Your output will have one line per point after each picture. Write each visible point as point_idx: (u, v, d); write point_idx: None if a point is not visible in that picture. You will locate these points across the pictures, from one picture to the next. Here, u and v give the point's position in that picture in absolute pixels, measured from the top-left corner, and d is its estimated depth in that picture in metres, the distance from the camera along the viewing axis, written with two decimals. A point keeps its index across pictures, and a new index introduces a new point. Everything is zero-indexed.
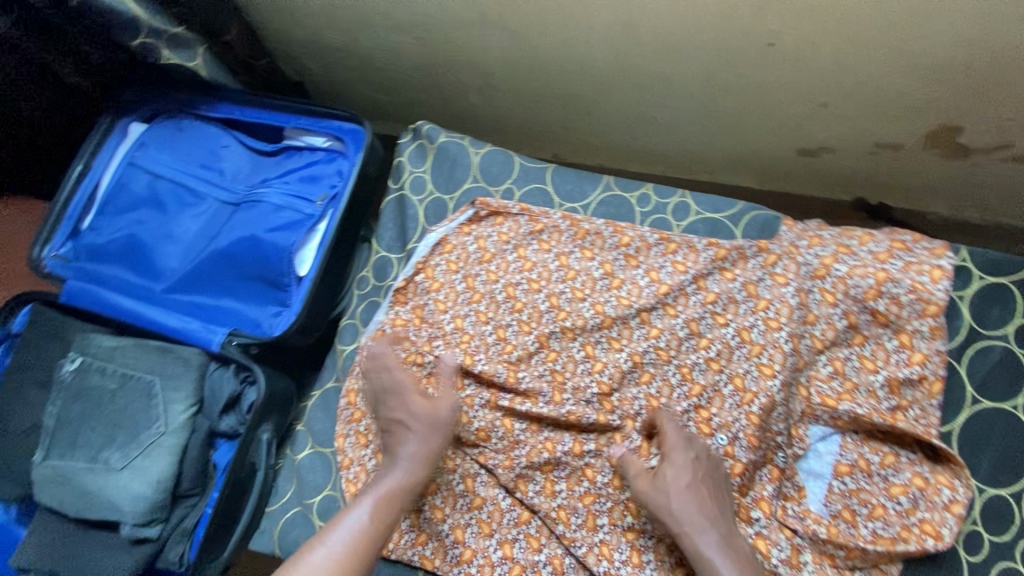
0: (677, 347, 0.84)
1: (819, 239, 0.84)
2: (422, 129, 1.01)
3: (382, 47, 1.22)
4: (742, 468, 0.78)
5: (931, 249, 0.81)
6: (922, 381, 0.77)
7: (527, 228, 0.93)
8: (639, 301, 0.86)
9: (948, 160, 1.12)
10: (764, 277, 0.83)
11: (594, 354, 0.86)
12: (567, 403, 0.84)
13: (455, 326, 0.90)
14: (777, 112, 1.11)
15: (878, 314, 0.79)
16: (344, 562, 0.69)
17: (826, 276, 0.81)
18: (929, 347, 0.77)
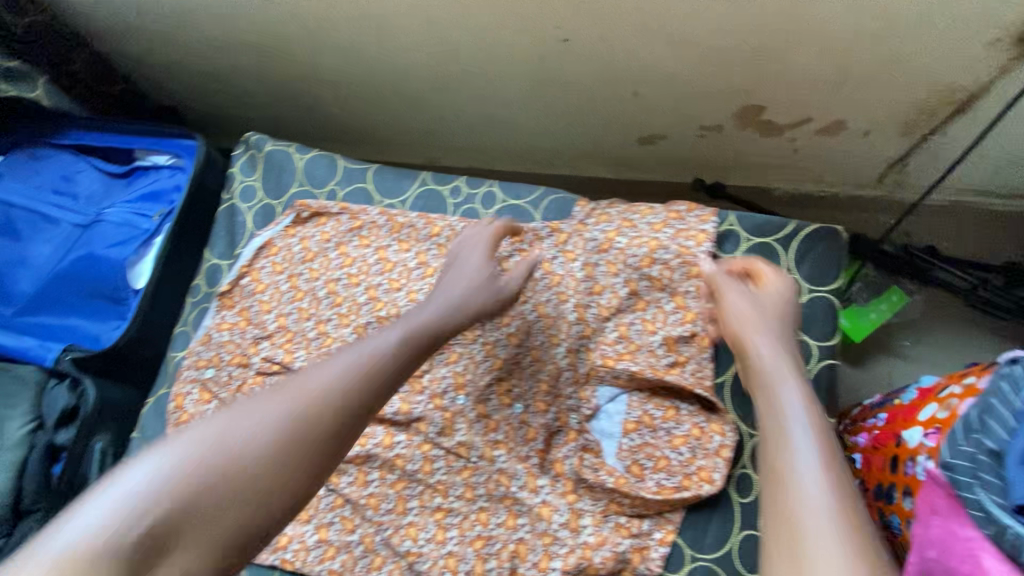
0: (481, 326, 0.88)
1: (606, 216, 0.91)
2: (252, 140, 1.06)
3: (235, 67, 1.28)
4: (536, 433, 0.81)
5: (701, 216, 0.88)
6: (694, 337, 0.83)
7: (347, 226, 0.97)
8: None
9: (766, 135, 1.21)
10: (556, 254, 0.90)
11: None
12: None
13: (278, 324, 0.93)
14: (602, 102, 1.18)
15: (654, 279, 0.85)
16: (271, 432, 0.50)
17: (609, 249, 0.88)
18: (699, 305, 0.83)
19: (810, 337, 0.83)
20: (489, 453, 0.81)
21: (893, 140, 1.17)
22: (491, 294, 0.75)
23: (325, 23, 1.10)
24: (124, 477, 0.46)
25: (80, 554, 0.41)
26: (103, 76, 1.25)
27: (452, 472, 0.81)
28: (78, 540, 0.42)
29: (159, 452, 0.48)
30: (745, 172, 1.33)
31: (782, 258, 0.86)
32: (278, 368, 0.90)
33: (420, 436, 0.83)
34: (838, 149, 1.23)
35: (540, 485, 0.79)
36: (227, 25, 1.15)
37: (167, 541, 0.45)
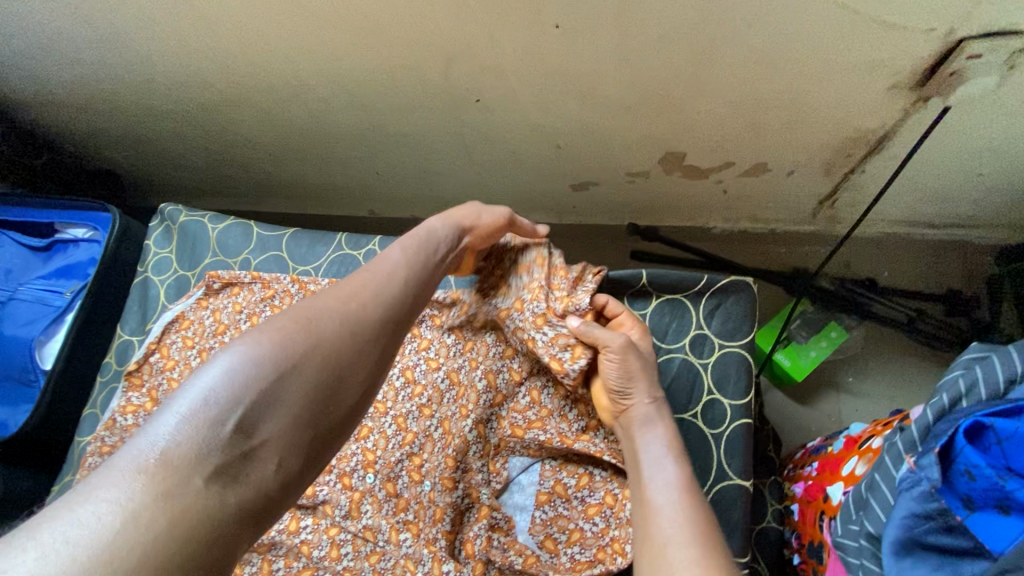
0: (391, 396, 0.86)
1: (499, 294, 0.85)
2: (166, 211, 1.04)
3: (162, 133, 1.27)
4: (443, 513, 0.78)
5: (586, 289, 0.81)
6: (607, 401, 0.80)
7: (259, 295, 0.94)
8: None
9: (693, 180, 1.20)
10: (464, 318, 0.87)
11: None
12: None
13: None
14: (528, 155, 1.18)
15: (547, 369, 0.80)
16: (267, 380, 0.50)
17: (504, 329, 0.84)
18: None
19: (723, 396, 0.81)
20: (395, 537, 0.78)
21: (819, 179, 1.16)
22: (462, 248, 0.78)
23: (240, 91, 1.10)
24: (154, 423, 0.45)
25: (164, 456, 0.43)
26: (28, 145, 1.27)
27: (360, 557, 0.78)
28: (155, 450, 0.43)
29: (202, 376, 0.48)
30: (681, 212, 1.33)
31: (692, 315, 0.84)
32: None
33: (327, 519, 0.81)
34: (768, 189, 1.22)
35: (445, 571, 0.74)
36: (146, 97, 1.15)
37: (248, 448, 0.47)
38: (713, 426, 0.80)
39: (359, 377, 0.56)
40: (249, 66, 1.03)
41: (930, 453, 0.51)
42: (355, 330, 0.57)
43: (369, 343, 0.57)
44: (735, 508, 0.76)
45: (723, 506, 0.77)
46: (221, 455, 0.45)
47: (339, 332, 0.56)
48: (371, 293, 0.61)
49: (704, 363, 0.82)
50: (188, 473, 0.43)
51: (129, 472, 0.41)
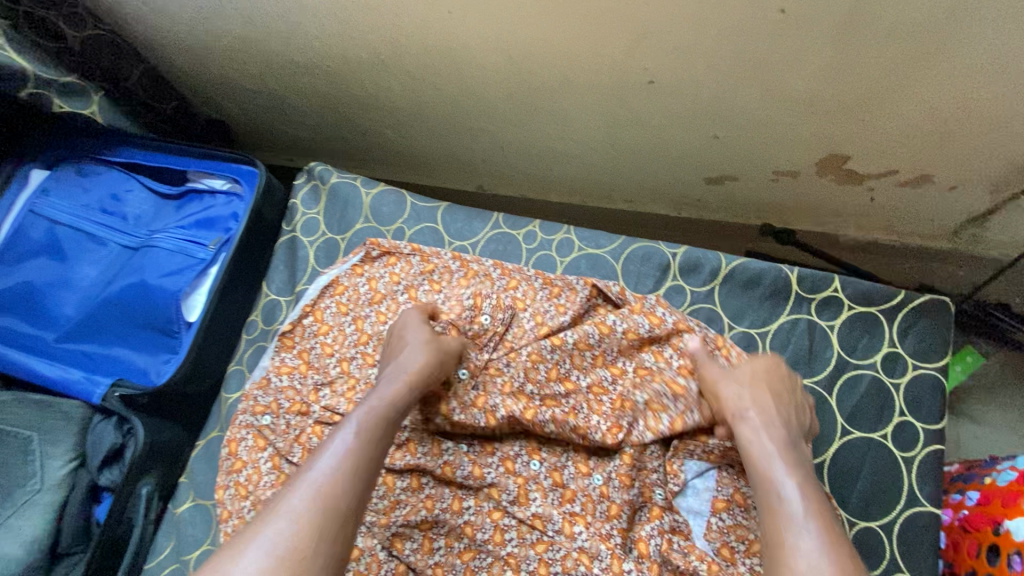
0: (556, 383, 0.81)
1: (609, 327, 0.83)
2: (315, 171, 1.02)
3: (292, 87, 1.23)
4: (618, 510, 0.76)
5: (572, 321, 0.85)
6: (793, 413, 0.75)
7: (419, 268, 0.92)
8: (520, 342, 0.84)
9: (843, 184, 1.16)
10: (641, 318, 0.83)
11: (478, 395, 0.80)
12: (445, 453, 0.81)
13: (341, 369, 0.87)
14: (676, 143, 1.13)
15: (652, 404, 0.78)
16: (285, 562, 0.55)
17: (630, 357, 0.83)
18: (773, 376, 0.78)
19: (916, 419, 0.77)
20: (568, 529, 0.76)
21: (980, 197, 1.11)
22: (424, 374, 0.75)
23: (395, 51, 1.07)
24: None
25: None
26: (157, 88, 1.21)
27: (525, 544, 0.77)
28: None
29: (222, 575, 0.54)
30: (814, 218, 1.28)
31: (886, 330, 0.81)
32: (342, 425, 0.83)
33: (491, 502, 0.79)
34: (921, 201, 1.16)
35: (626, 569, 0.72)
36: (291, 48, 1.12)
37: None
38: (904, 449, 0.76)
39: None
40: (416, 25, 0.99)
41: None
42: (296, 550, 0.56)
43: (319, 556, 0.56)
44: (926, 538, 0.73)
45: (915, 532, 0.73)
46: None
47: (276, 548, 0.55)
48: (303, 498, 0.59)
49: (896, 383, 0.79)
50: None
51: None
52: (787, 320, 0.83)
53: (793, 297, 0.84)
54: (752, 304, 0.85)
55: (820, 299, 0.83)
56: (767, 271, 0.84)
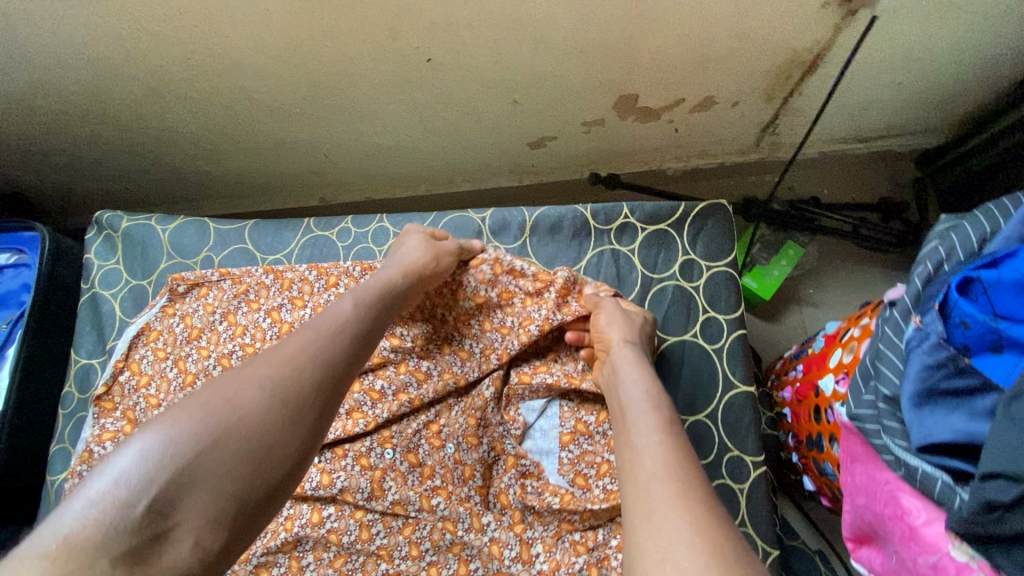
0: (427, 362, 0.83)
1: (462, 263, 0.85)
2: (103, 219, 0.95)
3: (78, 138, 1.15)
4: (472, 470, 0.79)
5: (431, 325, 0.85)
6: None
7: (231, 292, 0.89)
8: None
9: (647, 122, 1.23)
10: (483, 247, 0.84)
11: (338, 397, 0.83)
12: None
13: None
14: (482, 114, 1.16)
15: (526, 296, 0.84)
16: (250, 408, 0.50)
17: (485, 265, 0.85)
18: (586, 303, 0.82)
19: (718, 312, 0.84)
20: (427, 504, 0.77)
21: (760, 108, 1.23)
22: (426, 276, 0.76)
23: (166, 79, 1.02)
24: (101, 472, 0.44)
25: (66, 543, 0.40)
26: None
27: (392, 533, 0.77)
28: (65, 532, 0.41)
29: (125, 451, 0.46)
30: (637, 158, 1.36)
31: (678, 241, 0.87)
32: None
33: (350, 505, 0.78)
34: (717, 122, 1.27)
35: (485, 524, 0.76)
36: (54, 96, 1.05)
37: (163, 526, 0.44)
38: (713, 341, 0.83)
39: (245, 500, 0.48)
40: (179, 50, 0.96)
41: (938, 284, 0.58)
42: (242, 440, 0.49)
43: (260, 460, 0.49)
44: (746, 415, 0.80)
45: (735, 413, 0.80)
46: (130, 539, 0.42)
47: (207, 418, 0.49)
48: (269, 393, 0.52)
49: (695, 285, 0.86)
50: (94, 556, 0.40)
51: (30, 560, 0.38)
52: (593, 253, 0.88)
53: (593, 231, 0.88)
54: (560, 246, 0.89)
55: (616, 227, 0.88)
56: (564, 214, 0.88)
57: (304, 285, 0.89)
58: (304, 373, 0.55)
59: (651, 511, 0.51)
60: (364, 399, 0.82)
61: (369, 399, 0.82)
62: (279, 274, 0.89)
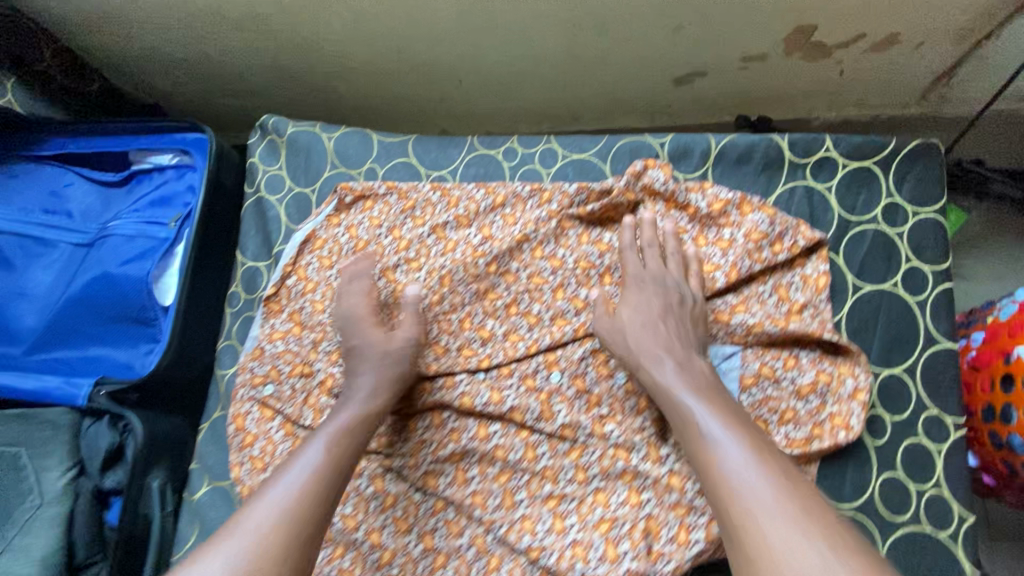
0: (586, 290, 0.81)
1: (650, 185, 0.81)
2: (269, 124, 0.94)
3: (226, 48, 1.14)
4: (648, 401, 0.76)
5: (598, 243, 0.83)
6: (807, 280, 0.77)
7: (398, 207, 0.88)
8: (504, 241, 0.83)
9: (813, 61, 1.14)
10: (656, 173, 0.81)
11: (513, 322, 0.81)
12: (461, 383, 0.79)
13: None
14: (640, 40, 1.09)
15: (710, 214, 0.79)
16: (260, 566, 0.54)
17: (660, 190, 0.81)
18: (801, 236, 0.77)
19: (923, 262, 0.77)
20: (599, 430, 0.76)
21: (947, 50, 1.10)
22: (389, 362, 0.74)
23: None
24: None
25: None
26: (75, 70, 1.12)
27: (558, 455, 0.76)
28: None
29: None
30: (786, 104, 1.26)
31: (881, 183, 0.80)
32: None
33: (516, 424, 0.77)
34: (890, 65, 1.15)
35: (664, 455, 0.73)
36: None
37: None
38: (916, 293, 0.77)
39: None
40: None
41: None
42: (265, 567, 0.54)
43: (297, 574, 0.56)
44: (948, 374, 0.74)
45: (936, 370, 0.74)
46: None
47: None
48: (267, 519, 0.58)
49: (899, 232, 0.78)
50: None
51: None
52: (785, 189, 0.81)
53: (787, 165, 0.81)
54: (747, 179, 0.82)
55: (814, 161, 0.81)
56: (756, 143, 0.82)
57: (471, 201, 0.86)
58: (302, 496, 0.60)
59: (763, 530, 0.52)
60: (521, 322, 0.81)
61: (535, 325, 0.81)
62: (443, 188, 0.88)
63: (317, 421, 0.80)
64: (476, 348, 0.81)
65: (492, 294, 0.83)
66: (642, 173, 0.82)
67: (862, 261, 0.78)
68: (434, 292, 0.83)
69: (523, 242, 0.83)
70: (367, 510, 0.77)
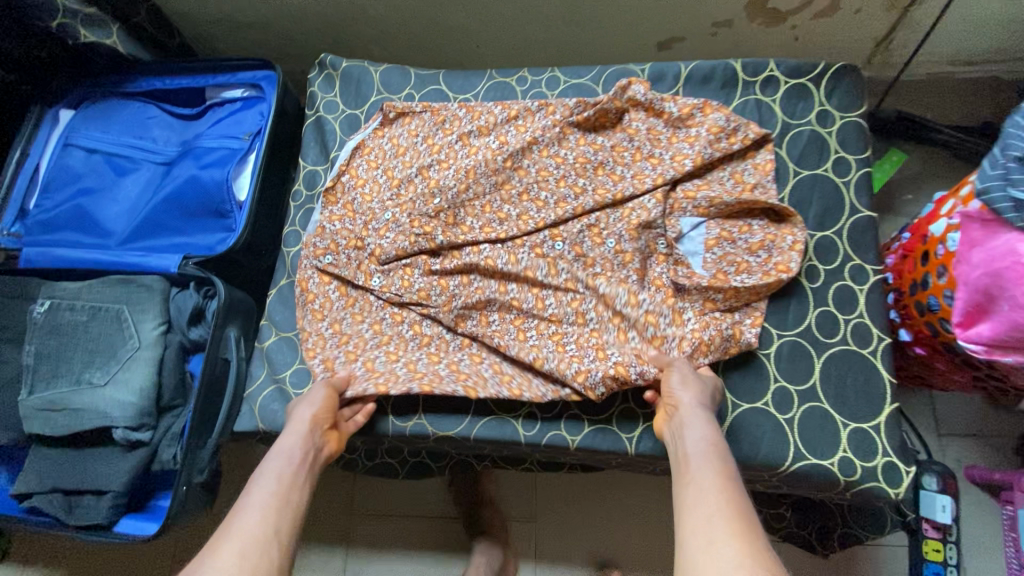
0: (583, 179, 1.00)
1: (632, 97, 1.02)
2: (326, 61, 1.16)
3: (284, 13, 1.37)
4: (631, 257, 0.95)
5: (592, 143, 1.02)
6: (756, 167, 0.98)
7: (431, 121, 1.08)
8: (517, 141, 1.02)
9: (771, 26, 1.37)
10: (637, 87, 1.02)
11: (524, 206, 1.00)
12: (483, 250, 0.98)
13: (381, 209, 1.03)
14: (628, 6, 1.33)
15: (680, 115, 1.00)
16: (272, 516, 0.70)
17: (641, 100, 1.02)
18: (750, 129, 0.97)
19: (849, 153, 0.98)
20: (593, 282, 0.93)
21: (882, 17, 1.34)
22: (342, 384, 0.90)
23: None
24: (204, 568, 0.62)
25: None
26: (162, 25, 1.32)
27: (562, 303, 0.95)
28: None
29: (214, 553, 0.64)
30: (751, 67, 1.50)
31: (815, 95, 1.01)
32: (399, 250, 0.99)
33: (529, 280, 0.96)
34: (836, 30, 1.38)
35: (644, 298, 0.91)
36: None
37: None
38: (843, 175, 0.97)
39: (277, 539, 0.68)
40: None
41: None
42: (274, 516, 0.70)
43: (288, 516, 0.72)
44: (868, 234, 0.94)
45: (859, 231, 0.94)
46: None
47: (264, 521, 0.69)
48: (266, 485, 0.73)
49: (829, 130, 1.00)
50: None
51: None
52: (739, 101, 1.03)
53: (741, 82, 1.03)
54: (710, 94, 1.04)
55: (763, 79, 1.03)
56: (717, 66, 1.04)
57: (491, 115, 1.07)
58: (287, 472, 0.76)
59: (692, 514, 0.66)
60: (532, 206, 1.00)
61: (543, 206, 0.99)
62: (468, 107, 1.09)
63: (370, 282, 1.00)
64: (495, 225, 1.00)
65: (507, 185, 1.01)
66: (626, 87, 1.02)
67: (801, 152, 0.99)
68: (462, 181, 1.01)
69: (533, 142, 1.02)
70: (406, 348, 0.97)
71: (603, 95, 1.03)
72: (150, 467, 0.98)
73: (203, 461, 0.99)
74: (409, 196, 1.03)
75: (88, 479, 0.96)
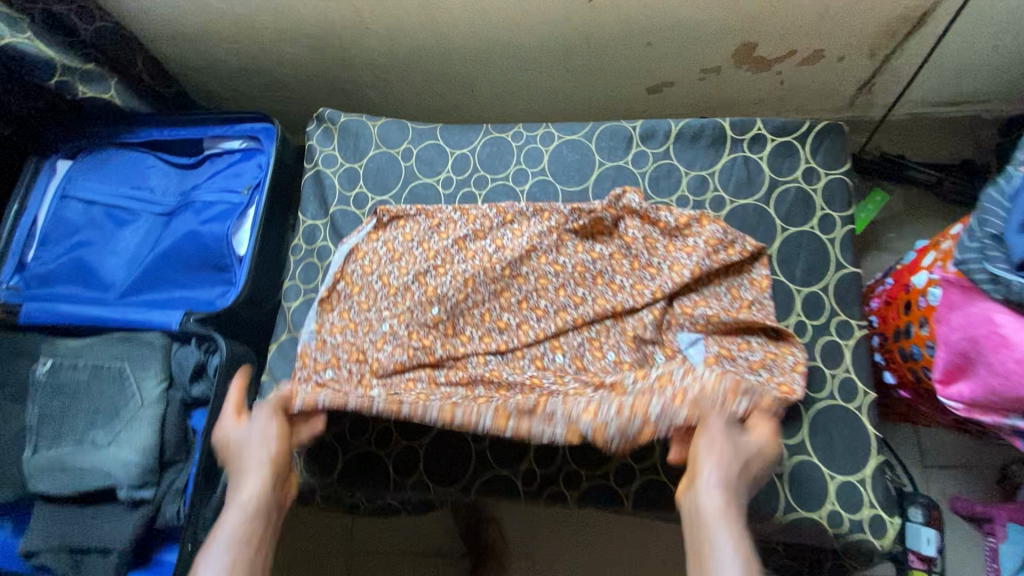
0: (583, 288, 0.98)
1: (628, 207, 1.01)
2: (325, 115, 1.18)
3: (281, 60, 1.39)
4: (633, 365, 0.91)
5: (590, 252, 1.00)
6: (753, 281, 0.97)
7: (426, 225, 1.05)
8: (515, 250, 1.00)
9: (758, 72, 1.41)
10: (632, 196, 1.01)
11: (525, 317, 0.96)
12: (486, 361, 0.94)
13: (375, 321, 0.97)
14: (619, 54, 1.36)
15: (677, 225, 0.99)
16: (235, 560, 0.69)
17: (636, 211, 1.01)
18: (744, 245, 0.97)
19: (833, 210, 1.02)
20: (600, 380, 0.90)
21: (864, 63, 1.38)
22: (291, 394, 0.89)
23: (375, 9, 1.24)
24: None
25: None
26: (160, 75, 1.34)
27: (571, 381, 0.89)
28: None
29: None
30: (739, 108, 1.54)
31: (800, 152, 1.05)
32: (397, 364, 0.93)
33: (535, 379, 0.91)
34: (820, 75, 1.43)
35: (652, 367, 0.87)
36: (279, 19, 1.27)
37: None
38: (828, 232, 1.01)
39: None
40: None
41: None
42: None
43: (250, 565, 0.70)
44: (853, 290, 0.98)
45: (844, 288, 0.98)
46: None
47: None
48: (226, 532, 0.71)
49: (814, 188, 1.03)
50: None
51: None
52: (728, 159, 1.06)
53: (730, 140, 1.07)
54: (700, 152, 1.08)
55: (750, 137, 1.06)
56: (706, 125, 1.07)
57: (487, 220, 1.05)
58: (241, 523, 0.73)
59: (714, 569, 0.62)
60: (531, 315, 0.96)
61: (544, 316, 0.96)
62: (461, 208, 1.07)
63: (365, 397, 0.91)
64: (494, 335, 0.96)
65: (506, 294, 0.98)
66: (620, 197, 1.02)
67: (788, 209, 1.03)
68: (459, 291, 0.97)
69: (529, 249, 1.00)
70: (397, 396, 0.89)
71: (597, 202, 1.03)
72: (152, 526, 0.99)
73: (207, 517, 1.01)
74: (406, 306, 0.97)
75: (92, 538, 0.97)
